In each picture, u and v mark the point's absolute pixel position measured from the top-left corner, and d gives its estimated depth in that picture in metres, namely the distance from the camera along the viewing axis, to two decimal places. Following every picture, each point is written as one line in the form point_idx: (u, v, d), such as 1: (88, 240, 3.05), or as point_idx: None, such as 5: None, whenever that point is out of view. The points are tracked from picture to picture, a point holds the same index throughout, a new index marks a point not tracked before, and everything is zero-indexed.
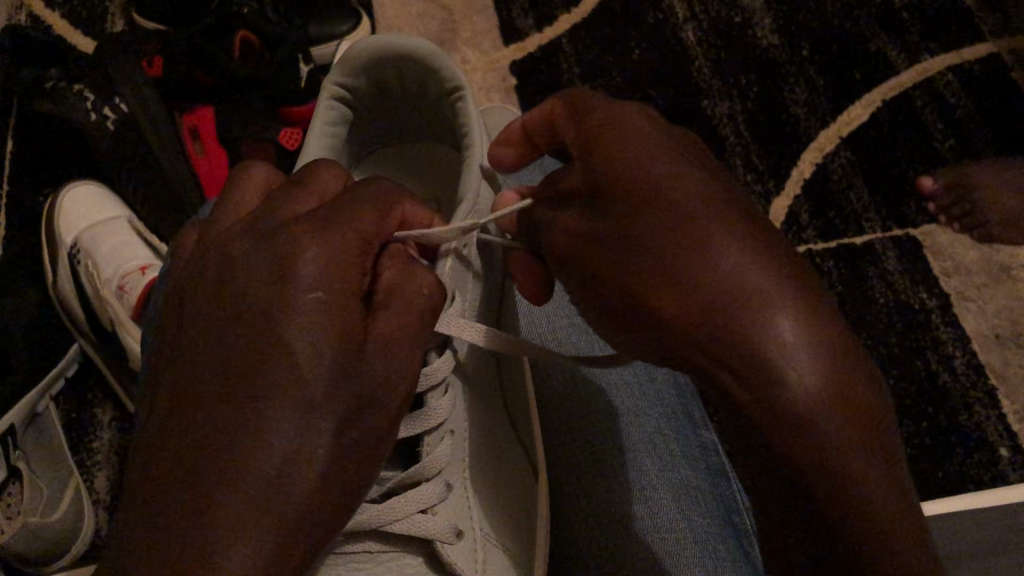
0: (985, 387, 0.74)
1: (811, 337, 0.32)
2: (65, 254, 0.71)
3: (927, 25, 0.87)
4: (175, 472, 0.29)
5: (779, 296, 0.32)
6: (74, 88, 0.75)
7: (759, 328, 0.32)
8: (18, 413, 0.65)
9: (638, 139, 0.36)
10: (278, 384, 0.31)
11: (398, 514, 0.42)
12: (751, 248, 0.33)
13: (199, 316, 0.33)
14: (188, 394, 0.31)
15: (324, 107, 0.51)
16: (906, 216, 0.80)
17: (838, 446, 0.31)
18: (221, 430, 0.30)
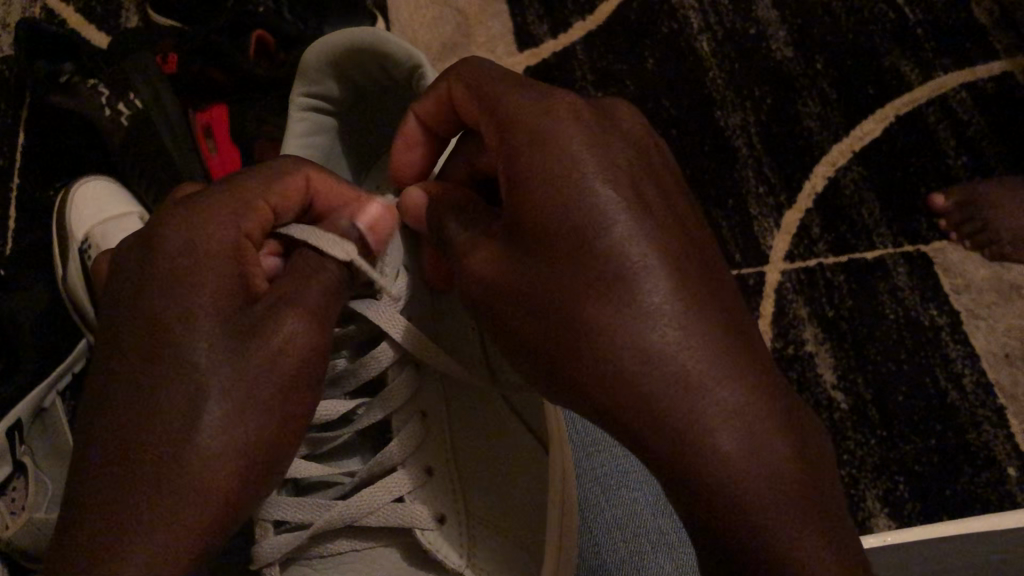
0: (994, 406, 0.74)
1: (728, 391, 0.33)
2: (77, 248, 0.71)
3: (941, 41, 0.87)
4: (133, 446, 0.38)
5: (703, 350, 0.34)
6: (88, 82, 0.75)
7: (679, 377, 0.34)
8: (25, 408, 0.65)
9: (570, 157, 0.37)
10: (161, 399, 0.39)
11: (367, 510, 0.50)
12: (679, 282, 0.35)
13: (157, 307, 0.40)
14: (117, 403, 0.39)
15: (299, 119, 0.57)
16: (917, 233, 0.80)
17: (757, 501, 0.32)
18: (145, 437, 0.38)
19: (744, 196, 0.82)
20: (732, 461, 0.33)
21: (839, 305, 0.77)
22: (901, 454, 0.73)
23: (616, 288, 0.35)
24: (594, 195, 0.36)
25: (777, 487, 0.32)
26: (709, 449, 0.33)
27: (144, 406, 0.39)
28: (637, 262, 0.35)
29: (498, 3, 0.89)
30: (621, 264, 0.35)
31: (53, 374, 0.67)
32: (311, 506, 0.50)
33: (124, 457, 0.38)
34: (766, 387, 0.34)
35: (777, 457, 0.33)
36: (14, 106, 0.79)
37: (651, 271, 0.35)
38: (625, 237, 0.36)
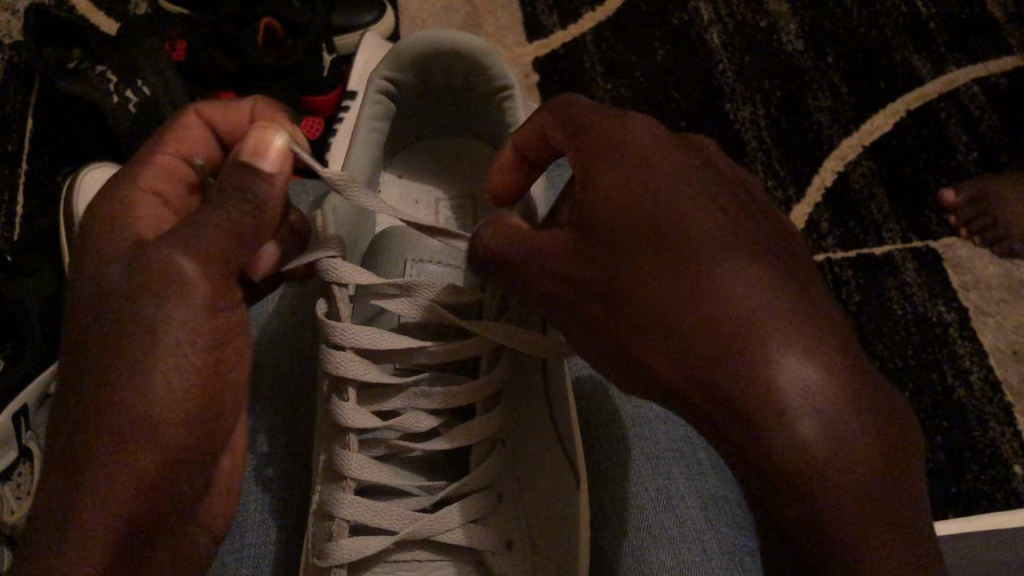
0: (1002, 404, 0.73)
1: (823, 376, 0.30)
2: (83, 235, 0.72)
3: (953, 35, 0.87)
4: (79, 397, 0.36)
5: (795, 328, 0.30)
6: (97, 69, 0.74)
7: (769, 363, 0.30)
8: (31, 393, 0.65)
9: (638, 142, 0.36)
10: (134, 349, 0.36)
11: (443, 527, 0.48)
12: (750, 253, 0.32)
13: (102, 265, 0.38)
14: (93, 363, 0.36)
15: (370, 102, 0.50)
16: (926, 228, 0.80)
17: (870, 489, 0.29)
18: (105, 386, 0.36)
19: None
20: (811, 434, 0.29)
21: (847, 299, 0.77)
22: None
23: (697, 264, 0.32)
24: (655, 171, 0.35)
25: (837, 462, 0.29)
26: (779, 428, 0.29)
27: (91, 357, 0.36)
28: (699, 233, 0.33)
29: None
30: (685, 233, 0.33)
31: (58, 361, 0.67)
32: (387, 514, 0.47)
33: (102, 424, 0.35)
34: (853, 355, 0.31)
35: (858, 432, 0.29)
36: (23, 93, 0.79)
37: (712, 239, 0.33)
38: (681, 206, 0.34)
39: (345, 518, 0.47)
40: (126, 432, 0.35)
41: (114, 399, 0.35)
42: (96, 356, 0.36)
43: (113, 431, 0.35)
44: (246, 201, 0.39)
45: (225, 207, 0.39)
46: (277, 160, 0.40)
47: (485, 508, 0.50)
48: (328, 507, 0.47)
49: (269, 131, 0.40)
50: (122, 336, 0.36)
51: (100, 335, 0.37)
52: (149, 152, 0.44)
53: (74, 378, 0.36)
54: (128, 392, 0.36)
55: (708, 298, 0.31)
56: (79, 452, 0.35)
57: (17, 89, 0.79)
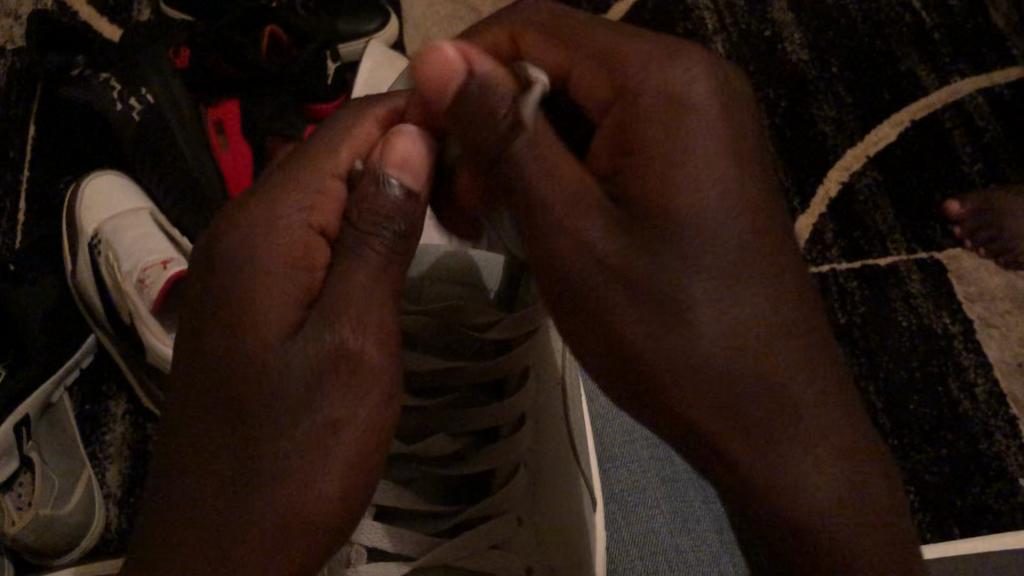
0: (1007, 416, 0.73)
1: (821, 413, 0.32)
2: (87, 243, 0.71)
3: (957, 46, 0.87)
4: (229, 465, 0.32)
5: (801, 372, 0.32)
6: (101, 77, 0.74)
7: (781, 412, 0.32)
8: (33, 403, 0.64)
9: (673, 156, 0.33)
10: (256, 409, 0.32)
11: (460, 554, 0.49)
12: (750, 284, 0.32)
13: (263, 310, 0.33)
14: (195, 419, 0.33)
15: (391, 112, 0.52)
16: (931, 240, 0.80)
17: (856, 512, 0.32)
18: (224, 455, 0.32)
19: None
20: (814, 498, 0.31)
21: (852, 311, 0.77)
22: (912, 463, 0.72)
23: (708, 309, 0.32)
24: (681, 199, 0.33)
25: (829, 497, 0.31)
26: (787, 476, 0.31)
27: (236, 418, 0.32)
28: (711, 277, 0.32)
29: None
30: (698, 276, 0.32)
31: (60, 371, 0.67)
32: (406, 541, 0.48)
33: (195, 490, 0.32)
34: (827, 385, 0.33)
35: (848, 470, 0.32)
36: (26, 100, 0.78)
37: (741, 287, 0.32)
38: (698, 247, 0.32)
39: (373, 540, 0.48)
40: (274, 505, 0.31)
41: (290, 481, 0.32)
42: (199, 399, 0.33)
43: (214, 506, 0.31)
44: (398, 231, 0.36)
45: (351, 244, 0.36)
46: (424, 176, 0.37)
47: (505, 535, 0.51)
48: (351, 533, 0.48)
49: (414, 138, 0.37)
50: (259, 407, 0.32)
51: (237, 411, 0.32)
52: (327, 140, 0.39)
53: (219, 445, 0.32)
54: (275, 459, 0.32)
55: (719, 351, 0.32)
56: (178, 527, 0.31)
57: (19, 95, 0.79)
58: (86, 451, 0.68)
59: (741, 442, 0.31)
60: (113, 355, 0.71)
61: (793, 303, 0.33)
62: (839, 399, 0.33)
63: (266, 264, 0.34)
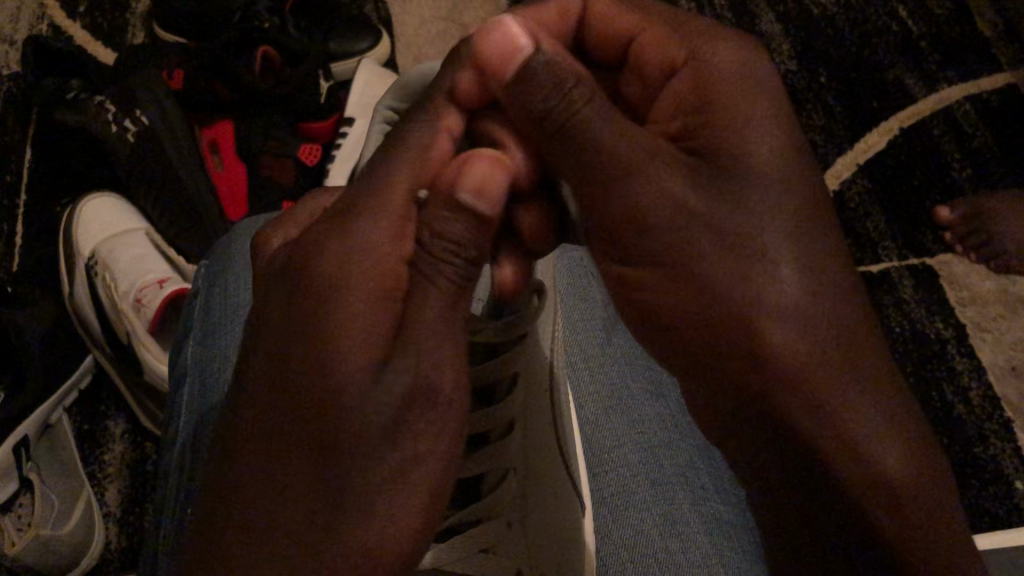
0: (1001, 419, 0.74)
1: (887, 404, 0.34)
2: (83, 266, 0.72)
3: (945, 54, 0.88)
4: (293, 467, 0.31)
5: (869, 357, 0.35)
6: (95, 99, 0.75)
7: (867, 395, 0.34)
8: (31, 425, 0.64)
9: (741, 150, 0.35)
10: (312, 379, 0.31)
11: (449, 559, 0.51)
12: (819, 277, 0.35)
13: (318, 316, 0.32)
14: (260, 383, 0.32)
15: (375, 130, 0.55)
16: (922, 245, 0.80)
17: (906, 492, 0.33)
18: (288, 415, 0.31)
19: None
20: (891, 463, 0.33)
21: None
22: None
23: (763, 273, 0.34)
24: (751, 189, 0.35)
25: (887, 483, 0.33)
26: (869, 437, 0.33)
27: (297, 416, 0.31)
28: (791, 273, 0.34)
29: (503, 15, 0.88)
30: (777, 272, 0.34)
31: (57, 392, 0.67)
32: None
33: (264, 447, 0.32)
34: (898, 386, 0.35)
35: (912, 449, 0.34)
36: (22, 124, 0.79)
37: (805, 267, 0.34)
38: (776, 219, 0.35)
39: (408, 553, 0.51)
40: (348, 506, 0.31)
41: (356, 480, 0.31)
42: (256, 361, 0.33)
43: (286, 462, 0.31)
44: (467, 257, 0.34)
45: (420, 263, 0.33)
46: (499, 203, 0.34)
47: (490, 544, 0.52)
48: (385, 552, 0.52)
49: (499, 173, 0.33)
50: (338, 421, 0.31)
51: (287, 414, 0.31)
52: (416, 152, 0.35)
53: (268, 412, 0.32)
54: (318, 432, 0.31)
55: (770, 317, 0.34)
56: (246, 479, 0.32)
57: (15, 118, 0.79)
58: (85, 472, 0.68)
59: (794, 410, 0.34)
60: (110, 374, 0.72)
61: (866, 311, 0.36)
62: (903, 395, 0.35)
63: (341, 285, 0.32)
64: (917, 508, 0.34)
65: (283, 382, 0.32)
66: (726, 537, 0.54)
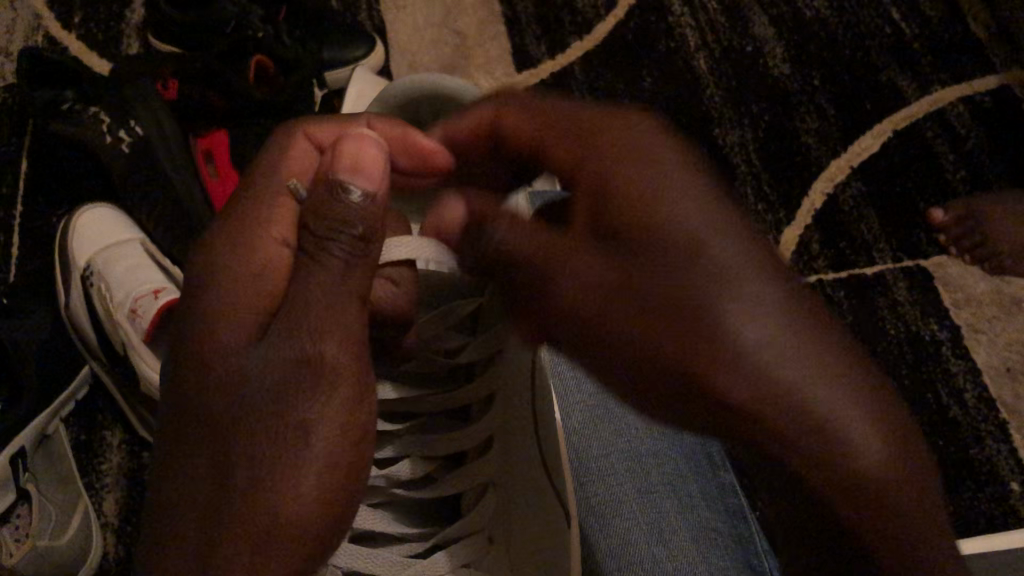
0: (996, 421, 0.74)
1: (843, 415, 0.33)
2: (78, 276, 0.72)
3: (938, 56, 0.88)
4: (204, 470, 0.35)
5: (830, 367, 0.34)
6: (90, 111, 0.75)
7: (821, 403, 0.33)
8: (28, 436, 0.64)
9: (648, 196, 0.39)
10: (240, 385, 0.36)
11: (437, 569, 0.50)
12: (754, 291, 0.35)
13: (234, 339, 0.38)
14: (204, 402, 0.36)
15: None
16: (916, 247, 0.80)
17: (863, 502, 0.33)
18: (218, 426, 0.35)
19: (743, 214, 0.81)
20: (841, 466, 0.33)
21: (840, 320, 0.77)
22: None
23: (689, 293, 0.36)
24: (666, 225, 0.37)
25: (847, 493, 0.33)
26: (816, 448, 0.33)
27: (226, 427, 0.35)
28: (716, 291, 0.35)
29: (496, 22, 0.88)
30: (704, 291, 0.35)
31: (54, 403, 0.67)
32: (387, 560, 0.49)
33: (203, 454, 0.35)
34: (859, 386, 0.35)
35: (872, 451, 0.33)
36: (17, 135, 0.79)
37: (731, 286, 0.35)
38: (705, 249, 0.36)
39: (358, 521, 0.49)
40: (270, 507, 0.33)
41: (266, 495, 0.33)
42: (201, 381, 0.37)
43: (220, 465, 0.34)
44: (352, 235, 0.38)
45: (320, 245, 0.38)
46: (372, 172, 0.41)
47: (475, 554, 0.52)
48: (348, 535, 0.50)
49: (369, 151, 0.41)
50: (263, 423, 0.35)
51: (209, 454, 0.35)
52: (280, 168, 0.46)
53: (202, 431, 0.35)
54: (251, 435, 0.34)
55: (696, 329, 0.35)
56: (186, 490, 0.35)
57: (11, 130, 0.80)
58: (82, 482, 0.68)
59: (729, 423, 0.35)
60: (107, 384, 0.72)
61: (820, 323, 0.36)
62: (864, 391, 0.35)
63: (244, 309, 0.39)
64: (877, 516, 0.34)
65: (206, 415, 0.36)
66: (713, 541, 0.55)
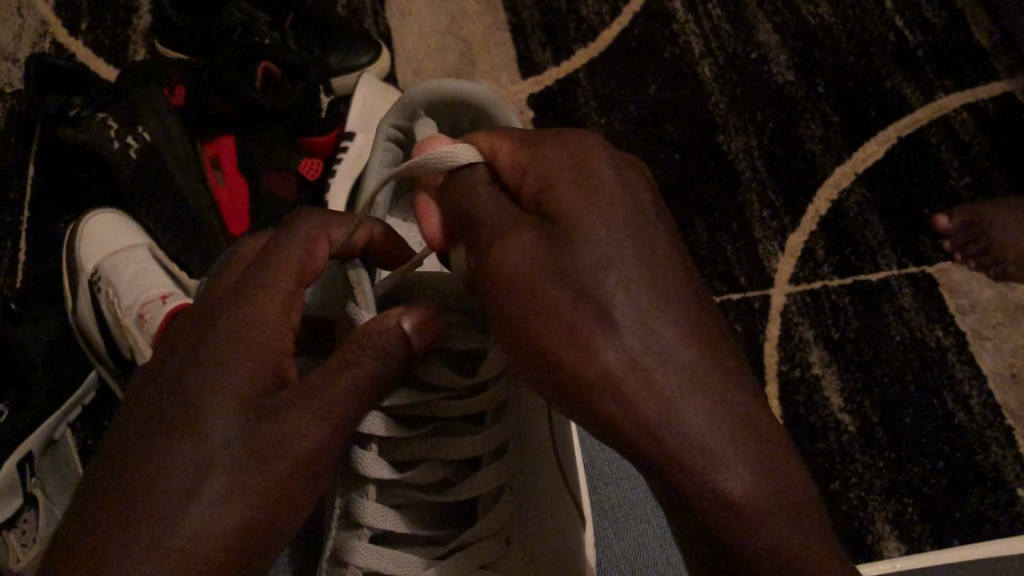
0: (1003, 427, 0.74)
1: (745, 449, 0.32)
2: (87, 281, 0.72)
3: (941, 63, 0.88)
4: (159, 464, 0.39)
5: (727, 402, 0.33)
6: (98, 115, 0.76)
7: (719, 435, 0.32)
8: (35, 441, 0.65)
9: (601, 212, 0.36)
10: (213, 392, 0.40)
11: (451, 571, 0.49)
12: (661, 312, 0.34)
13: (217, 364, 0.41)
14: (175, 394, 0.41)
15: (383, 149, 0.56)
16: (921, 253, 0.80)
17: (766, 537, 0.32)
18: (176, 423, 0.40)
19: (748, 220, 0.82)
20: (733, 496, 0.32)
21: (846, 326, 0.77)
22: (909, 476, 0.72)
23: (624, 310, 0.34)
24: (588, 233, 0.36)
25: (746, 524, 0.32)
26: (722, 478, 0.32)
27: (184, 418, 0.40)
28: (635, 310, 0.34)
29: (502, 30, 0.89)
30: (622, 310, 0.34)
31: (61, 407, 0.67)
32: (403, 561, 0.49)
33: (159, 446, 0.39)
34: (765, 435, 0.33)
35: (768, 486, 0.32)
36: (25, 141, 0.80)
37: (648, 309, 0.34)
38: (628, 265, 0.35)
39: (368, 526, 0.49)
40: (199, 527, 0.38)
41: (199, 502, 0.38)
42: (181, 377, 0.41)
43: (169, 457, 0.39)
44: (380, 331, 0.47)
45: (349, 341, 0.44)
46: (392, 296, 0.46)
47: (494, 555, 0.51)
48: (342, 554, 0.48)
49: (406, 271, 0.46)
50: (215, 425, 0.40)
51: (138, 474, 0.39)
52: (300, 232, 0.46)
53: (168, 421, 0.40)
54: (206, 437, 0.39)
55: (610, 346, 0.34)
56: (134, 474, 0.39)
57: (19, 136, 0.80)
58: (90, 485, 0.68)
59: (642, 439, 0.33)
60: (114, 390, 0.72)
61: (726, 362, 0.34)
62: (766, 434, 0.33)
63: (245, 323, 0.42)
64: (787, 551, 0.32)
65: (172, 427, 0.40)
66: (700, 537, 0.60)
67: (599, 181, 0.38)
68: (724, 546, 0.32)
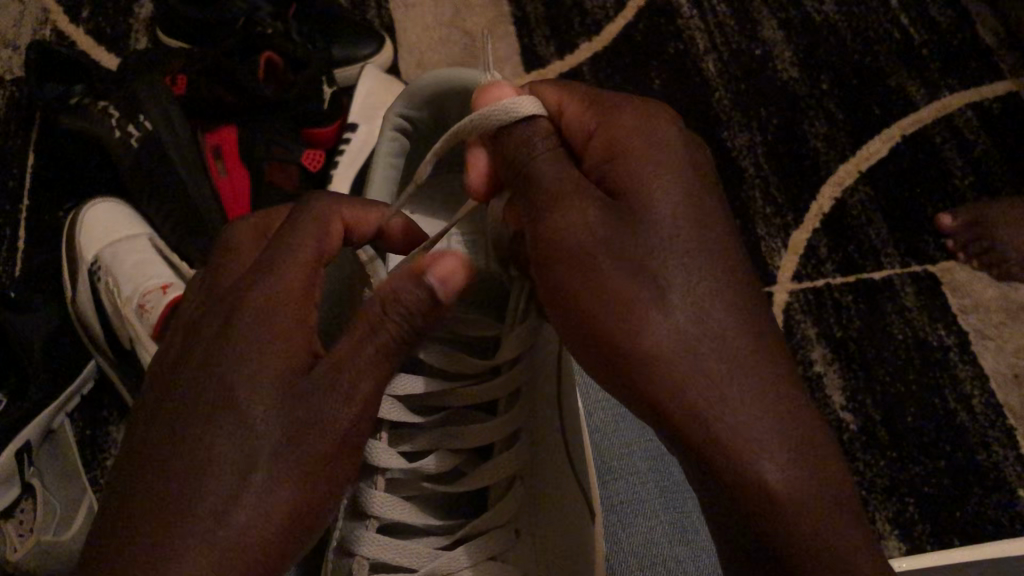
0: (1005, 427, 0.73)
1: (783, 428, 0.35)
2: (86, 270, 0.72)
3: (946, 61, 0.88)
4: (177, 429, 0.38)
5: (769, 382, 0.36)
6: (98, 104, 0.75)
7: (762, 408, 0.35)
8: (33, 431, 0.64)
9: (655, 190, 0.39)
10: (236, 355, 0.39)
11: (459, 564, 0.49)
12: (707, 292, 0.37)
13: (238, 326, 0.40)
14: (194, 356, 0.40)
15: (388, 139, 0.56)
16: (924, 252, 0.80)
17: (802, 512, 0.34)
18: (194, 387, 0.39)
19: (752, 217, 0.81)
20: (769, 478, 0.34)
21: (848, 325, 0.77)
22: (910, 475, 0.72)
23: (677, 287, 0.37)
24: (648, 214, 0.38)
25: (779, 500, 0.34)
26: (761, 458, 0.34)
27: (204, 383, 0.39)
28: (688, 285, 0.37)
29: (506, 24, 0.88)
30: (678, 286, 0.37)
31: (60, 397, 0.66)
32: (413, 553, 0.48)
33: (177, 411, 0.39)
34: (804, 415, 0.36)
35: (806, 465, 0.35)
36: (24, 129, 0.79)
37: (701, 289, 0.37)
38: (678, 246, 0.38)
39: (375, 516, 0.49)
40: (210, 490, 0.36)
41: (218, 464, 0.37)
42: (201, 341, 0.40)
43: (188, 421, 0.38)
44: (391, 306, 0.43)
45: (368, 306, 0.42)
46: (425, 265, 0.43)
47: (501, 547, 0.51)
48: (348, 545, 0.49)
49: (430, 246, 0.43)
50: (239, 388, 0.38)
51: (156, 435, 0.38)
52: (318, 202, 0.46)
53: (187, 385, 0.39)
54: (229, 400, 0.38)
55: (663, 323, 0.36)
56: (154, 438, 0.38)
57: (18, 124, 0.79)
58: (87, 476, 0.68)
59: (687, 415, 0.36)
60: (114, 380, 0.71)
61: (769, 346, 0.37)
62: (805, 414, 0.36)
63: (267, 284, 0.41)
64: (820, 530, 0.34)
65: (188, 393, 0.39)
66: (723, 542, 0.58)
67: (662, 156, 0.40)
68: (754, 514, 0.35)
